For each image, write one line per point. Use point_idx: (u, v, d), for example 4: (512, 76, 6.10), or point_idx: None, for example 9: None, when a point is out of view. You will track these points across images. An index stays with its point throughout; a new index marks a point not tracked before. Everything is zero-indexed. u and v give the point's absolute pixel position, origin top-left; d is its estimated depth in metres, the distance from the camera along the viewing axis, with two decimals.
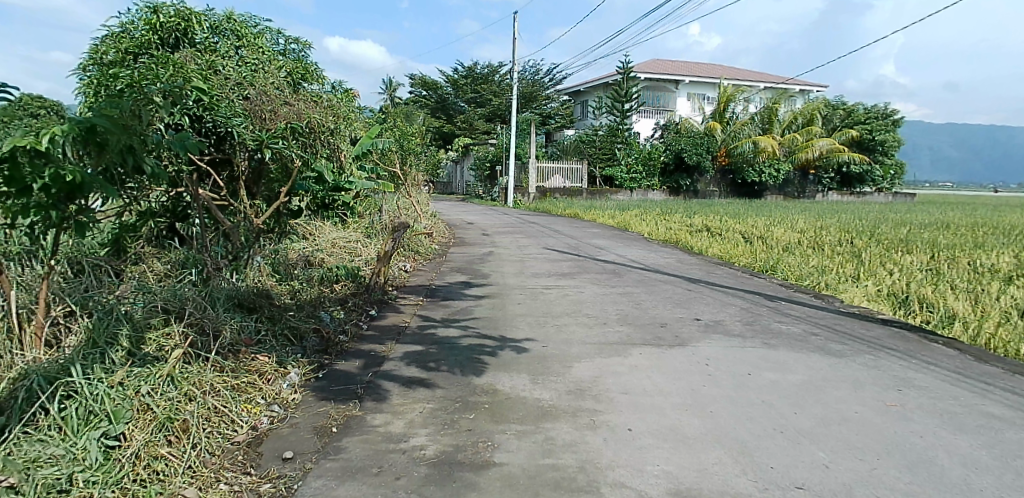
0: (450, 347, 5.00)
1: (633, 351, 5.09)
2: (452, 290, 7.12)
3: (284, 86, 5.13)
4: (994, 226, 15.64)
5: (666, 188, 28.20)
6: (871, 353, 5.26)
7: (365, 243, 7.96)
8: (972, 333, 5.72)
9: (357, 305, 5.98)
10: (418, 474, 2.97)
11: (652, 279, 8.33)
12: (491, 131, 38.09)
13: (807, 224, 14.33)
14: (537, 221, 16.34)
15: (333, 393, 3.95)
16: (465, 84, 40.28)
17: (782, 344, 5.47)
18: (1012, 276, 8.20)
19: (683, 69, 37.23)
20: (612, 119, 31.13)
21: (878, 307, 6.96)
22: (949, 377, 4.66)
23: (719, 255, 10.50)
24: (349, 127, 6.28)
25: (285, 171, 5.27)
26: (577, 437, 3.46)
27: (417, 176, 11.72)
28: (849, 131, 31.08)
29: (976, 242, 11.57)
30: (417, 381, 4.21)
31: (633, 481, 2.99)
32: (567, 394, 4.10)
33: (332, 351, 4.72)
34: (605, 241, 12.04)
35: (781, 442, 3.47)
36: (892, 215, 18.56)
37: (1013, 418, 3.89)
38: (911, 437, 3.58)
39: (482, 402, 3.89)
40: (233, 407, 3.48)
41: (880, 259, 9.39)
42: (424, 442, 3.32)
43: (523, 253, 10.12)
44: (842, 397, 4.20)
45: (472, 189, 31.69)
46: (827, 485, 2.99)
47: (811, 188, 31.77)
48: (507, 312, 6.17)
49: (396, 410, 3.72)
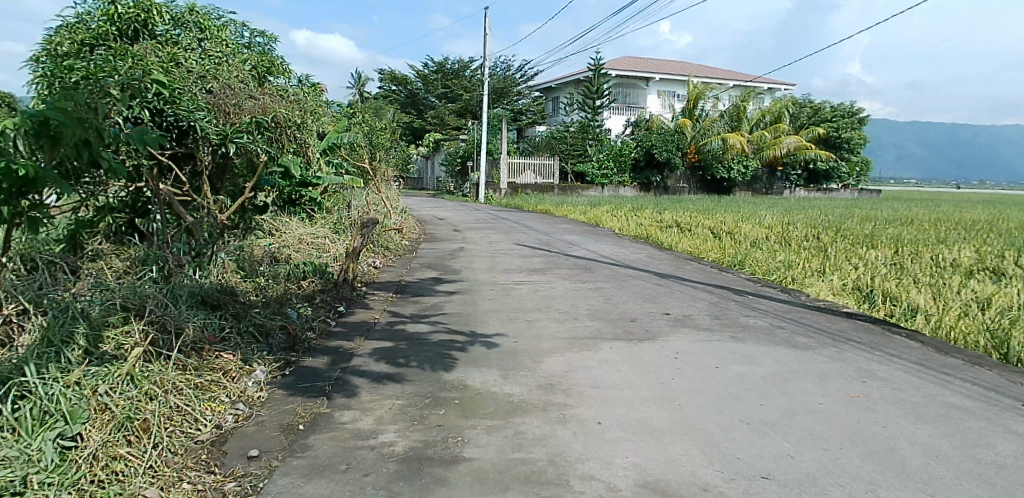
0: (420, 343, 4.97)
1: (603, 346, 5.12)
2: (423, 286, 7.09)
3: (249, 80, 5.06)
4: (955, 221, 16.10)
5: (638, 184, 28.44)
6: (836, 346, 5.37)
7: (333, 239, 7.86)
8: (933, 326, 5.87)
9: (325, 301, 5.91)
10: (386, 471, 2.95)
11: (622, 274, 8.39)
12: (462, 127, 37.93)
13: (775, 220, 14.58)
14: (509, 217, 16.35)
15: (300, 390, 3.91)
16: (435, 79, 40.05)
17: (749, 337, 5.56)
18: (972, 271, 8.43)
19: (654, 66, 37.53)
20: (583, 115, 31.25)
21: (843, 301, 7.11)
22: (911, 369, 4.77)
23: (689, 251, 10.61)
24: (317, 121, 6.22)
25: (250, 167, 5.20)
26: (547, 431, 3.47)
27: (386, 171, 11.62)
28: (816, 129, 31.68)
29: (938, 237, 11.90)
30: (386, 377, 4.18)
31: (603, 473, 3.01)
32: (538, 388, 4.11)
33: (300, 348, 4.66)
34: (576, 237, 12.10)
35: (748, 433, 3.52)
36: (858, 211, 18.96)
37: (972, 408, 4.00)
38: (873, 427, 3.66)
39: (452, 398, 3.88)
40: (196, 405, 3.42)
41: (846, 254, 9.59)
42: (393, 438, 3.30)
43: (494, 249, 10.13)
44: (807, 389, 4.27)
45: (443, 184, 31.56)
46: (792, 475, 3.04)
47: (778, 184, 32.34)
48: (478, 308, 6.16)
49: (365, 407, 3.69)
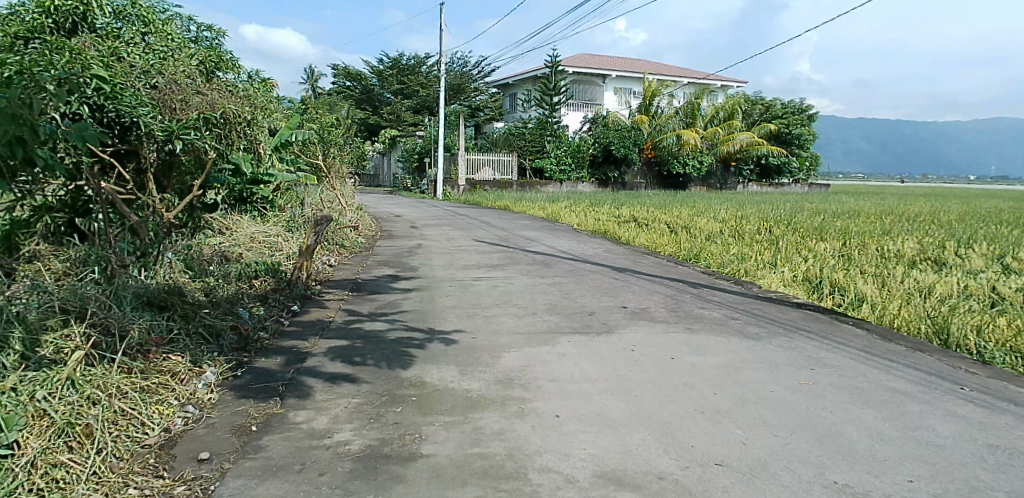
0: (376, 341, 4.93)
1: (561, 340, 5.16)
2: (380, 284, 7.02)
3: (196, 75, 4.98)
4: (899, 214, 16.71)
5: (596, 180, 28.69)
6: (786, 335, 5.53)
7: (286, 238, 7.72)
8: (878, 314, 6.10)
9: (277, 300, 5.80)
10: (342, 470, 2.92)
11: (580, 268, 8.47)
12: (419, 123, 37.66)
13: (729, 214, 14.91)
14: (467, 213, 16.33)
15: (252, 391, 3.83)
16: (390, 74, 39.65)
17: (703, 329, 5.68)
18: (915, 261, 8.78)
19: (609, 63, 37.92)
20: (541, 111, 31.34)
21: (794, 292, 7.32)
22: (857, 356, 4.95)
23: (646, 245, 10.76)
24: (268, 117, 6.13)
25: (199, 163, 5.05)
26: (505, 425, 3.48)
27: (341, 168, 11.47)
28: (768, 126, 32.47)
29: (883, 229, 12.35)
30: (342, 376, 4.14)
31: (561, 465, 3.04)
32: (496, 384, 4.12)
33: (252, 349, 4.57)
34: (535, 233, 12.15)
35: (700, 421, 3.60)
36: (808, 205, 19.51)
37: (914, 392, 4.17)
38: (821, 413, 3.78)
39: (409, 395, 3.86)
40: (143, 409, 3.32)
41: (796, 246, 9.87)
42: (349, 437, 3.26)
43: (452, 245, 10.09)
44: (759, 377, 4.39)
45: (401, 182, 31.23)
46: (743, 461, 3.12)
47: (732, 179, 33.01)
48: (437, 304, 6.14)
49: (320, 406, 3.64)
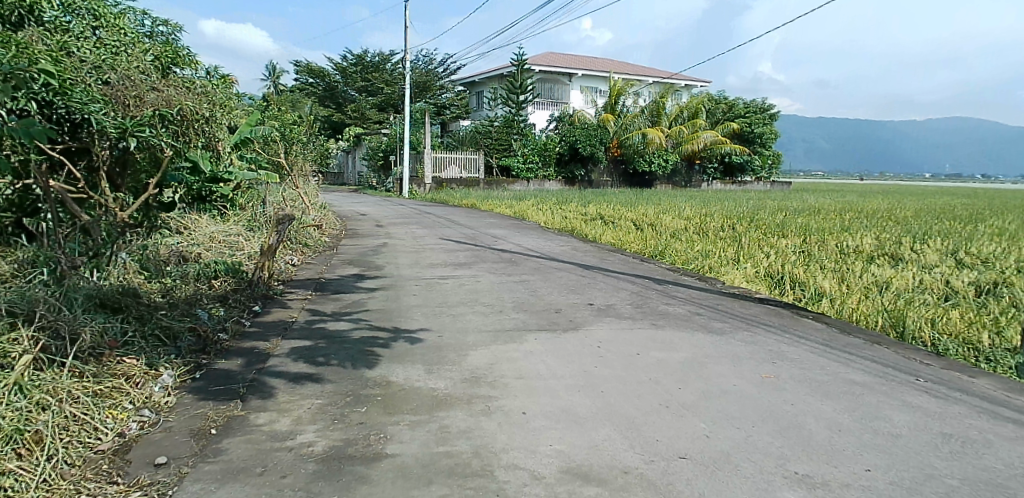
0: (341, 341, 4.87)
1: (528, 337, 5.17)
2: (344, 283, 6.95)
3: (151, 71, 4.88)
4: (857, 210, 17.16)
5: (562, 178, 28.92)
6: (748, 329, 5.63)
7: (248, 237, 7.58)
8: (837, 308, 6.25)
9: (238, 300, 5.70)
10: (305, 471, 2.88)
11: (547, 266, 8.50)
12: (384, 121, 37.34)
13: (693, 211, 15.13)
14: (433, 211, 16.26)
15: (212, 393, 3.75)
16: (354, 72, 39.24)
17: (668, 324, 5.75)
18: (872, 256, 9.02)
19: (575, 61, 38.15)
20: (507, 110, 31.35)
21: (756, 287, 7.46)
22: (817, 349, 5.06)
23: (612, 243, 10.85)
24: (227, 114, 6.03)
25: (154, 160, 4.87)
26: (471, 423, 3.47)
27: (304, 166, 11.32)
28: (731, 125, 33.04)
29: (842, 225, 12.68)
30: (305, 377, 4.08)
31: (527, 462, 3.04)
32: (463, 382, 4.11)
33: (211, 350, 4.48)
34: (502, 231, 12.16)
35: (665, 415, 3.64)
36: (770, 202, 19.88)
37: (871, 383, 4.28)
38: (783, 405, 3.85)
39: (374, 395, 3.82)
40: (96, 414, 3.23)
41: (758, 243, 10.06)
42: (312, 438, 3.22)
43: (418, 244, 10.04)
44: (722, 371, 4.46)
45: (366, 180, 30.93)
46: (707, 454, 3.17)
47: (696, 178, 33.50)
48: (402, 303, 6.10)
49: (282, 408, 3.58)
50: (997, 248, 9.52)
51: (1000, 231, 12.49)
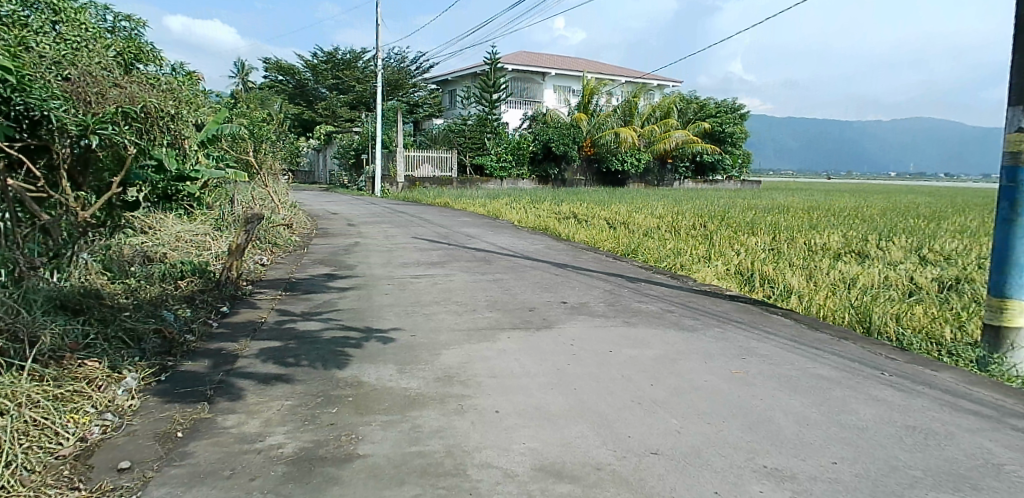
0: (311, 341, 4.81)
1: (501, 336, 5.17)
2: (315, 283, 6.87)
3: (113, 67, 4.79)
4: (825, 208, 17.50)
5: (536, 177, 29.03)
6: (719, 326, 5.70)
7: (215, 237, 7.45)
8: (806, 304, 6.36)
9: (206, 301, 5.60)
10: (275, 473, 2.84)
11: (521, 264, 8.51)
12: (356, 119, 36.99)
13: (666, 210, 15.28)
14: (407, 210, 16.18)
15: (178, 396, 3.68)
16: (325, 69, 38.82)
17: (640, 322, 5.80)
18: (840, 253, 9.20)
19: (548, 60, 38.26)
20: (481, 108, 31.30)
21: (727, 284, 7.56)
22: (786, 345, 5.14)
23: (586, 241, 10.89)
24: (193, 112, 5.94)
25: (117, 159, 4.79)
26: (444, 423, 3.46)
27: (274, 164, 11.17)
28: (702, 125, 33.44)
29: (810, 223, 12.91)
30: (274, 378, 4.02)
31: (500, 460, 3.04)
32: (435, 381, 4.09)
33: (177, 352, 4.39)
34: (475, 230, 12.14)
35: (637, 412, 3.67)
36: (741, 201, 20.16)
37: (838, 378, 4.36)
38: (752, 400, 3.91)
39: (346, 396, 3.78)
40: (57, 418, 3.15)
41: (729, 241, 10.20)
42: (282, 440, 3.17)
43: (391, 243, 9.97)
44: (693, 368, 4.50)
45: (337, 179, 30.61)
46: (678, 449, 3.19)
47: (668, 176, 33.81)
48: (374, 303, 6.06)
49: (251, 410, 3.53)
50: (959, 245, 9.78)
51: (962, 228, 12.83)
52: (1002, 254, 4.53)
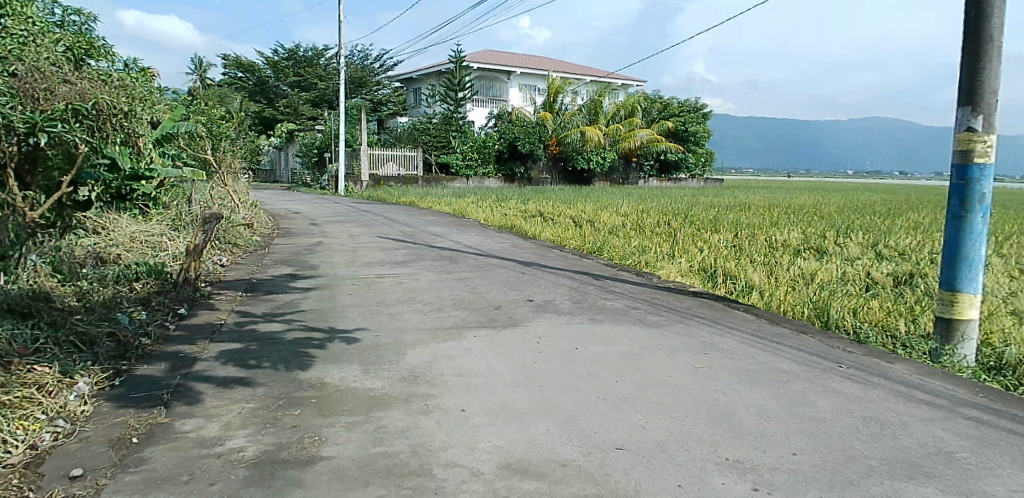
0: (273, 343, 4.73)
1: (466, 334, 5.15)
2: (277, 283, 6.76)
3: (62, 62, 4.64)
4: (785, 206, 17.89)
5: (501, 176, 29.03)
6: (683, 322, 5.78)
7: (172, 237, 7.26)
8: (767, 300, 6.50)
9: (162, 303, 5.46)
10: (235, 478, 2.78)
11: (486, 263, 8.50)
12: (318, 117, 36.46)
13: (630, 207, 15.43)
14: (371, 209, 16.02)
15: (133, 401, 3.58)
16: (286, 66, 38.18)
17: (606, 318, 5.84)
18: (799, 250, 9.41)
19: (513, 59, 38.31)
20: (446, 107, 31.17)
21: (690, 281, 7.68)
22: (748, 340, 5.24)
23: (551, 239, 10.94)
24: (148, 109, 5.81)
25: (67, 157, 4.63)
26: (409, 423, 3.43)
27: (233, 163, 10.95)
28: (666, 123, 33.87)
29: (771, 220, 13.19)
30: (234, 381, 3.94)
31: (466, 459, 3.03)
32: (401, 381, 4.06)
33: (132, 356, 4.28)
34: (441, 228, 12.08)
35: (602, 408, 3.70)
36: (704, 199, 20.47)
37: (798, 371, 4.46)
38: (715, 394, 3.97)
39: (309, 397, 3.73)
40: (4, 426, 3.04)
41: (692, 238, 10.35)
42: (243, 443, 3.11)
43: (355, 243, 9.87)
44: (658, 363, 4.56)
45: (300, 177, 30.14)
46: (642, 444, 3.23)
47: (633, 175, 34.12)
48: (337, 303, 5.98)
49: (210, 413, 3.45)
50: (912, 241, 10.09)
51: (915, 225, 13.25)
52: (952, 250, 4.68)
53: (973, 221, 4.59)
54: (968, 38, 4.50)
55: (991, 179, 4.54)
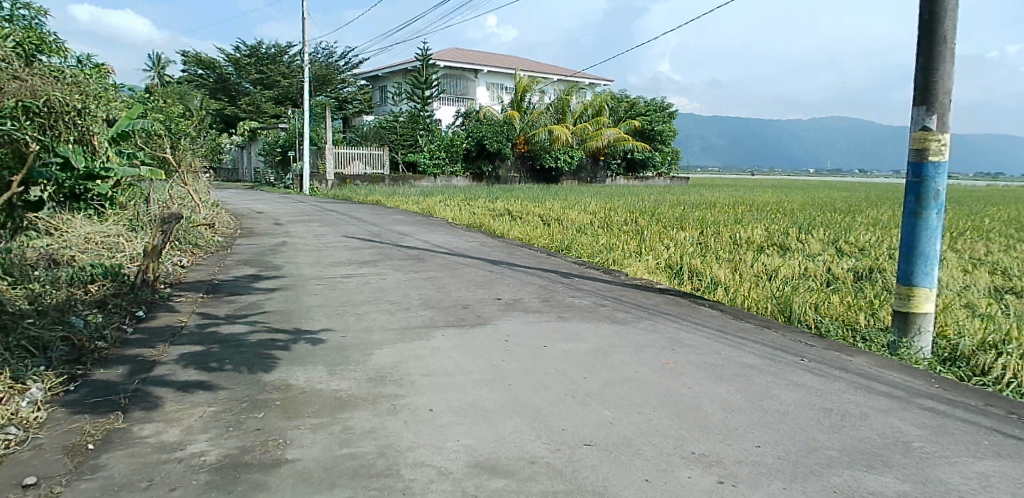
0: (235, 345, 4.64)
1: (434, 334, 5.13)
2: (239, 284, 6.63)
3: (11, 58, 4.51)
4: (749, 204, 18.22)
5: (469, 174, 28.96)
6: (650, 318, 5.84)
7: (130, 238, 7.06)
8: (731, 296, 6.60)
9: (119, 306, 5.31)
10: (197, 482, 2.72)
11: (455, 262, 8.47)
12: (282, 115, 35.89)
13: (599, 206, 15.55)
14: (337, 208, 15.84)
15: (89, 406, 3.48)
16: (248, 63, 37.48)
17: (574, 316, 5.87)
18: (762, 246, 9.59)
19: (480, 57, 38.26)
20: (412, 105, 30.97)
21: (657, 278, 7.76)
22: (713, 335, 5.32)
23: (520, 238, 10.95)
24: (101, 107, 5.68)
25: (18, 156, 4.34)
26: (376, 424, 3.40)
27: (194, 162, 10.72)
28: (633, 122, 34.19)
29: (736, 218, 13.41)
30: (195, 384, 3.85)
31: (434, 458, 3.01)
32: (367, 382, 4.01)
33: (88, 360, 4.15)
34: (408, 227, 12.00)
35: (571, 405, 3.71)
36: (670, 197, 20.72)
37: (762, 365, 4.54)
38: (681, 389, 4.02)
39: (273, 400, 3.66)
40: None
41: (659, 236, 10.46)
42: (204, 448, 3.05)
43: (320, 242, 9.74)
44: (625, 360, 4.60)
45: (264, 176, 29.61)
46: (610, 440, 3.25)
47: (601, 173, 34.34)
48: (303, 304, 5.90)
49: (170, 418, 3.37)
50: (871, 237, 10.36)
51: (875, 221, 13.60)
52: (909, 245, 4.82)
53: (928, 217, 4.73)
54: (923, 40, 4.62)
55: (945, 177, 4.69)
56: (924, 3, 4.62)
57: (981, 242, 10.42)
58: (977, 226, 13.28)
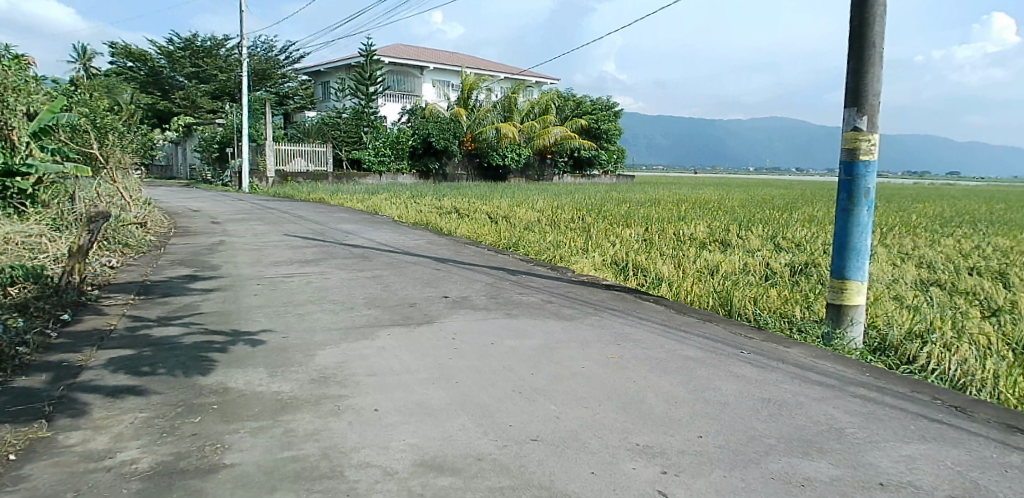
0: (169, 348, 4.46)
1: (379, 333, 5.06)
2: (173, 285, 6.39)
3: None
4: (693, 201, 18.65)
5: (416, 171, 28.54)
6: (596, 314, 5.90)
7: (54, 238, 6.69)
8: (675, 291, 6.74)
9: (42, 309, 5.04)
10: (128, 491, 2.61)
11: (401, 260, 8.38)
12: (219, 110, 34.76)
13: (546, 203, 15.64)
14: (278, 206, 15.45)
15: (9, 415, 3.29)
16: (181, 56, 36.10)
17: (522, 313, 5.89)
18: (704, 242, 9.83)
19: (426, 54, 37.95)
20: (356, 102, 30.49)
21: (603, 274, 7.86)
22: (657, 329, 5.42)
23: (467, 235, 10.92)
24: None
25: None
26: (319, 425, 3.33)
27: (123, 158, 10.26)
28: (580, 121, 34.54)
29: (679, 215, 13.72)
30: (126, 390, 3.68)
31: (380, 459, 2.97)
32: (310, 383, 3.92)
33: (7, 367, 3.92)
34: (352, 225, 11.81)
35: (518, 401, 3.72)
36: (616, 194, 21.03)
37: (704, 358, 4.65)
38: (626, 383, 4.08)
39: (210, 404, 3.54)
40: None
41: (605, 233, 10.60)
42: (136, 455, 2.92)
43: (261, 241, 9.48)
44: (572, 355, 4.63)
45: (200, 173, 28.58)
46: (557, 434, 3.27)
47: (548, 171, 34.54)
48: (242, 304, 5.73)
49: (99, 425, 3.22)
50: (807, 233, 10.76)
51: (810, 218, 14.13)
52: (842, 240, 5.01)
53: (859, 214, 4.93)
54: (854, 44, 4.82)
55: (875, 175, 4.89)
56: (855, 8, 4.82)
57: (908, 237, 10.95)
58: (904, 221, 13.95)
